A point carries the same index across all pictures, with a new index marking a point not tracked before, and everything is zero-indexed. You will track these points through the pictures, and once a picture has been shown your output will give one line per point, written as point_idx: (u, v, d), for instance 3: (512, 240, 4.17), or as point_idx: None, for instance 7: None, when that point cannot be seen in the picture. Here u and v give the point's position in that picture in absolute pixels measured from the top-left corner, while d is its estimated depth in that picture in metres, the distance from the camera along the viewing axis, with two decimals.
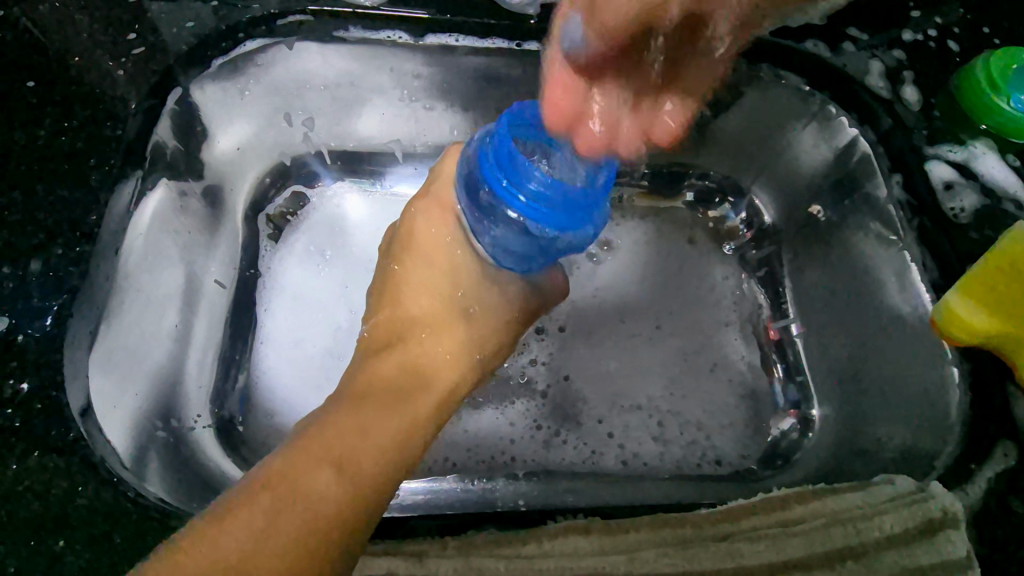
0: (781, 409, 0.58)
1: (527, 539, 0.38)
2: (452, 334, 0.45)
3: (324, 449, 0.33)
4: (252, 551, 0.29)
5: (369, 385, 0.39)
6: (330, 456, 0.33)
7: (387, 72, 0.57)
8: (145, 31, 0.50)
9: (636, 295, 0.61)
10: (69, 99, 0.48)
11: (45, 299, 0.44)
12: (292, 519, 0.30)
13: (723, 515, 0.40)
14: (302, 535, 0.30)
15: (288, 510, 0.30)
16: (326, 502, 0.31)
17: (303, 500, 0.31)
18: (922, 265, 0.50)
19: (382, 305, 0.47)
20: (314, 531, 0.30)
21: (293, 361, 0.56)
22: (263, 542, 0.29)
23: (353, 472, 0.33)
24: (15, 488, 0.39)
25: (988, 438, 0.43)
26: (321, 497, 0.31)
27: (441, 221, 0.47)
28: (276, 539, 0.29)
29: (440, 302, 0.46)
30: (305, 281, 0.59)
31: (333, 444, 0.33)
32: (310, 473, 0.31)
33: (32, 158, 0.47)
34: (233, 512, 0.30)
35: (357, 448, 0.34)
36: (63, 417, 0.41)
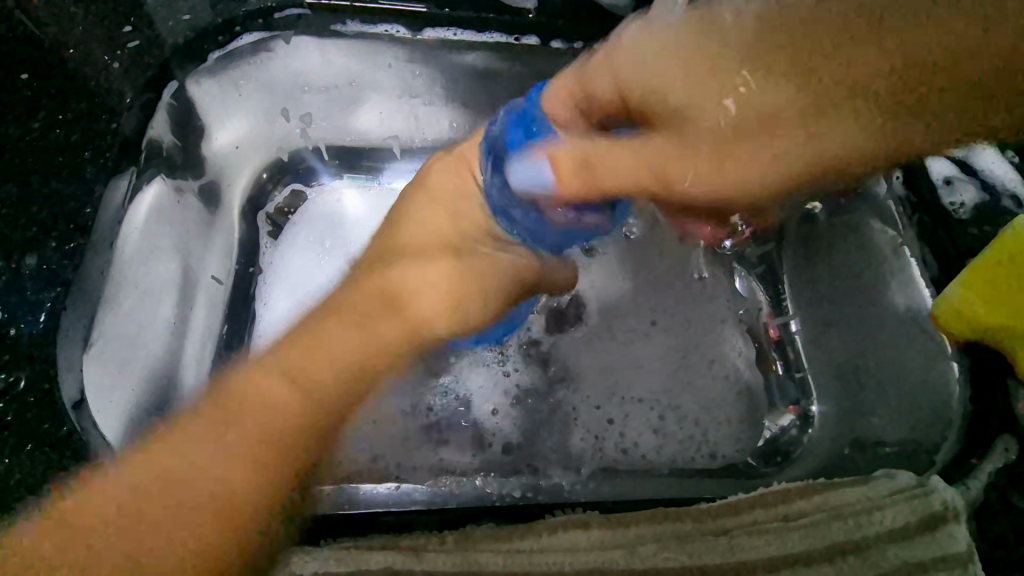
0: (779, 405, 0.57)
1: (525, 534, 0.37)
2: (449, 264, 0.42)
3: (264, 372, 0.38)
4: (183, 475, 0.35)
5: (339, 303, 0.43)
6: (285, 370, 0.38)
7: (385, 67, 0.57)
8: (141, 25, 0.49)
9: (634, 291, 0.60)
10: (64, 92, 0.46)
11: (38, 291, 0.43)
12: (219, 450, 0.36)
13: (724, 509, 0.39)
14: (237, 462, 0.36)
15: (217, 439, 0.36)
16: (274, 416, 0.37)
17: (236, 430, 0.36)
18: (922, 261, 0.51)
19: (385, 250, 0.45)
20: (250, 456, 0.36)
21: None
22: (274, 475, 0.37)
23: (304, 384, 0.38)
24: (8, 481, 0.39)
25: (988, 433, 0.43)
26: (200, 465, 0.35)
27: (460, 168, 0.46)
28: (223, 445, 0.36)
29: (444, 237, 0.44)
30: (304, 269, 0.58)
31: (215, 430, 0.36)
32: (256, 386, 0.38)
33: (24, 152, 0.44)
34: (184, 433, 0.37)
35: (308, 359, 0.39)
36: (55, 408, 0.42)
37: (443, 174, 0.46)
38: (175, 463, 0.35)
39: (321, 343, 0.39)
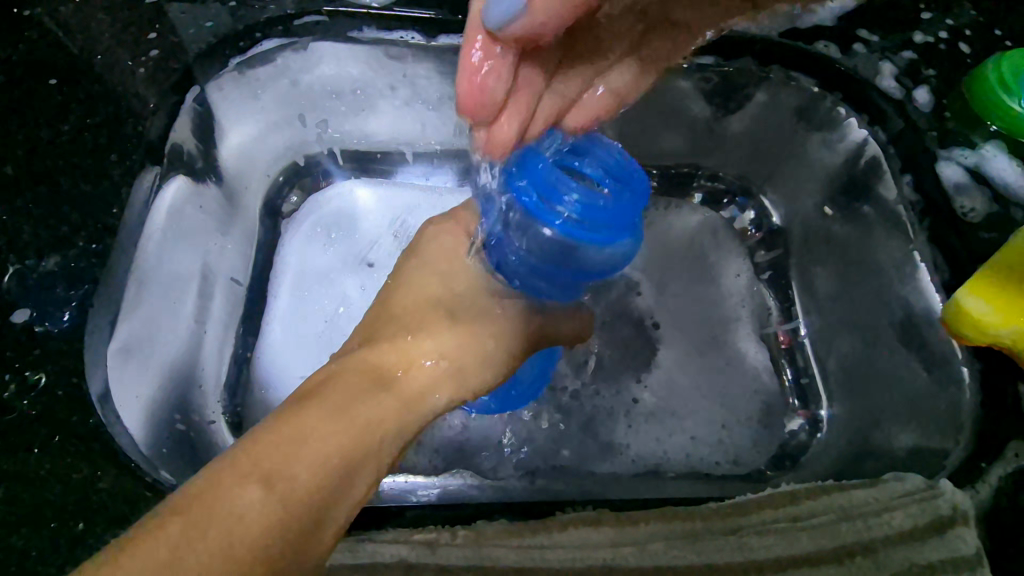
0: (790, 409, 0.59)
1: (537, 529, 0.38)
2: (433, 334, 0.39)
3: (251, 461, 0.28)
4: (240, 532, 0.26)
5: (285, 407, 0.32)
6: (258, 470, 0.28)
7: (400, 77, 0.58)
8: (164, 31, 0.52)
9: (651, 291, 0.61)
10: (93, 98, 0.50)
11: (68, 289, 0.44)
12: (308, 459, 0.29)
13: (734, 508, 0.40)
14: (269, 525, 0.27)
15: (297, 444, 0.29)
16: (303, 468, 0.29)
17: (355, 410, 0.32)
18: (932, 266, 0.50)
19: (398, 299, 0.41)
20: (280, 528, 0.27)
21: (297, 350, 0.57)
22: (269, 541, 0.27)
23: (286, 489, 0.28)
24: (39, 473, 0.39)
25: (996, 439, 0.43)
26: (382, 409, 0.33)
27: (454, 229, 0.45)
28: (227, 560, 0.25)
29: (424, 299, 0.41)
30: (313, 261, 0.60)
31: (261, 456, 0.28)
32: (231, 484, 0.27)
33: (56, 154, 0.48)
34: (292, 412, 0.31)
35: (290, 460, 0.28)
36: (83, 404, 0.41)
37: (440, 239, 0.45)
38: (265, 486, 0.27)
39: (315, 424, 0.30)
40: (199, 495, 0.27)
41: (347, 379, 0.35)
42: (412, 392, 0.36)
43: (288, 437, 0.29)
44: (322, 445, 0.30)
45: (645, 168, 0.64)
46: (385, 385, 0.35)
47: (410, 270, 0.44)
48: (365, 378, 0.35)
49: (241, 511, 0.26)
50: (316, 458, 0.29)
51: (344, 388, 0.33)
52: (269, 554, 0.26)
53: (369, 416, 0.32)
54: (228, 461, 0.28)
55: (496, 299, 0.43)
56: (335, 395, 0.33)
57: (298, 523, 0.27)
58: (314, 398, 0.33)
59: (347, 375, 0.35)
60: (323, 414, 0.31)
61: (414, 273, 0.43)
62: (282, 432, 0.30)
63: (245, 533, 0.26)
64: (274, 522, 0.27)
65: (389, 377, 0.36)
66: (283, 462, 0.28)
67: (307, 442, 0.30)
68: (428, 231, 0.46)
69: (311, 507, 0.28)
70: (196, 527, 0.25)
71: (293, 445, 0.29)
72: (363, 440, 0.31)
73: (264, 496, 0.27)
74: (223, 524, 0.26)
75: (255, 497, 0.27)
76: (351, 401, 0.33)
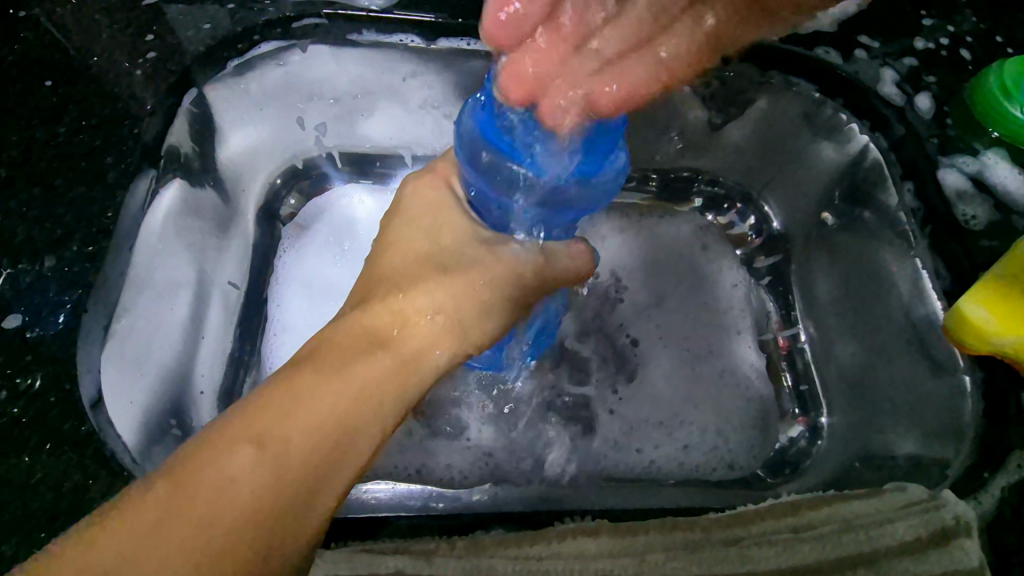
0: (788, 416, 0.58)
1: (536, 540, 0.37)
2: (433, 290, 0.38)
3: (242, 427, 0.29)
4: (234, 501, 0.27)
5: (283, 372, 0.32)
6: (250, 432, 0.28)
7: (401, 81, 0.58)
8: (163, 33, 0.52)
9: (650, 297, 0.61)
10: (90, 99, 0.49)
11: (61, 293, 0.44)
12: (298, 423, 0.29)
13: (733, 519, 0.39)
14: (264, 493, 0.27)
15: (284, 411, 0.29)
16: (296, 430, 0.29)
17: (346, 372, 0.32)
18: (934, 274, 0.50)
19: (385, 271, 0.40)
20: (274, 495, 0.27)
21: None
22: (259, 500, 0.27)
23: (277, 453, 0.28)
24: (30, 480, 0.39)
25: (999, 449, 0.43)
26: (372, 364, 0.33)
27: (433, 186, 0.44)
28: (218, 527, 0.26)
29: (416, 258, 0.40)
30: (318, 269, 0.60)
31: (253, 421, 0.29)
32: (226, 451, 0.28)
33: (51, 156, 0.48)
34: (282, 377, 0.31)
35: (281, 424, 0.29)
36: (76, 410, 0.41)
37: (421, 198, 0.44)
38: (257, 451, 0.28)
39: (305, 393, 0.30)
40: (192, 465, 0.27)
41: (330, 346, 0.34)
42: (411, 350, 0.35)
43: (276, 405, 0.30)
44: (308, 409, 0.30)
45: (645, 172, 0.63)
46: (378, 345, 0.34)
47: (398, 230, 0.42)
48: (361, 340, 0.34)
49: (230, 481, 0.27)
50: (307, 424, 0.29)
51: (337, 351, 0.33)
52: (264, 511, 0.27)
53: (359, 375, 0.32)
54: (222, 426, 0.29)
55: (490, 248, 0.41)
56: (321, 356, 0.33)
57: (293, 483, 0.28)
58: (307, 362, 0.32)
59: (340, 337, 0.34)
60: (318, 377, 0.31)
61: (403, 233, 0.42)
62: (272, 399, 0.30)
63: (241, 500, 0.27)
64: (265, 483, 0.27)
65: (381, 335, 0.35)
66: (272, 432, 0.29)
67: (291, 404, 0.30)
68: (408, 194, 0.45)
69: (302, 465, 0.28)
70: (190, 488, 0.27)
71: (283, 408, 0.29)
72: (356, 397, 0.31)
73: (256, 459, 0.28)
74: (218, 484, 0.27)
75: (246, 462, 0.28)
76: (342, 364, 0.32)
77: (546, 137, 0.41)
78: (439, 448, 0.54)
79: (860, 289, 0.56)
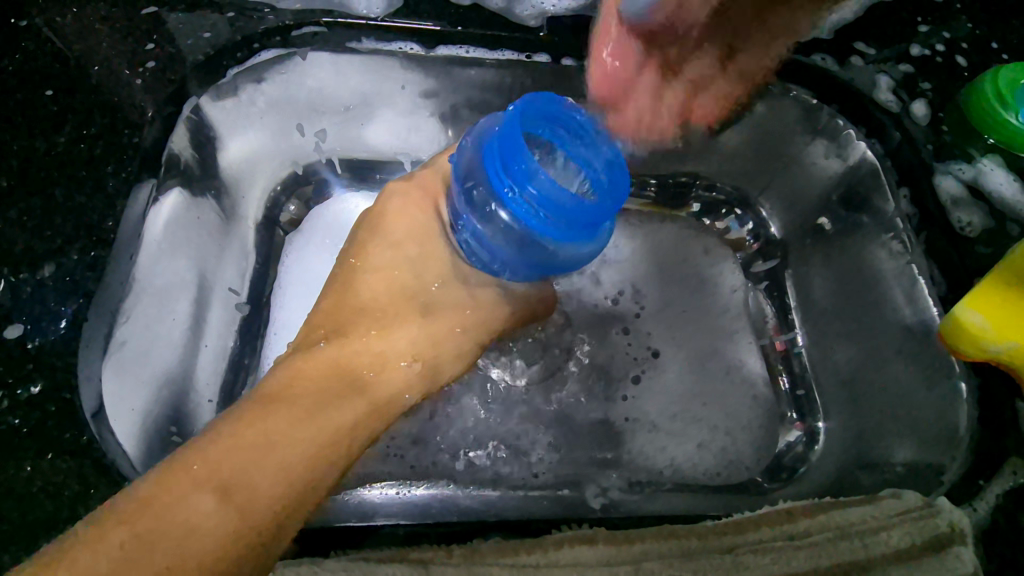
0: (787, 420, 0.58)
1: (533, 548, 0.37)
2: (403, 332, 0.41)
3: (207, 471, 0.30)
4: (196, 543, 0.29)
5: (256, 409, 0.34)
6: (216, 478, 0.30)
7: (399, 89, 0.58)
8: (162, 42, 0.52)
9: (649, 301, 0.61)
10: (89, 108, 0.50)
11: (61, 303, 0.44)
12: (265, 468, 0.32)
13: (729, 527, 0.39)
14: (225, 536, 0.30)
15: (254, 455, 0.32)
16: (261, 476, 0.31)
17: (317, 419, 0.34)
18: (930, 280, 0.50)
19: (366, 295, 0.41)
20: (235, 538, 0.30)
21: None
22: (221, 543, 0.29)
23: (242, 498, 0.30)
24: (30, 489, 0.39)
25: (994, 456, 0.43)
26: (344, 414, 0.36)
27: (420, 205, 0.44)
28: (184, 568, 0.28)
29: (397, 292, 0.42)
30: (311, 273, 0.60)
31: (222, 465, 0.31)
32: (191, 496, 0.30)
33: (52, 165, 0.48)
34: (253, 415, 0.33)
35: (249, 471, 0.31)
36: (76, 418, 0.41)
37: (403, 218, 0.44)
38: (223, 495, 0.30)
39: (277, 438, 0.32)
40: (159, 501, 0.29)
41: (311, 389, 0.36)
42: (383, 395, 0.39)
43: (245, 447, 0.32)
44: (276, 457, 0.32)
45: (644, 177, 0.63)
46: (350, 390, 0.37)
47: (380, 251, 0.43)
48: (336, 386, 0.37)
49: (194, 524, 0.29)
50: (276, 470, 0.32)
51: (311, 395, 0.36)
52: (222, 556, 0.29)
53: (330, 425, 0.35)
54: (188, 463, 0.31)
55: (463, 287, 0.44)
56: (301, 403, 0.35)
57: (253, 526, 0.30)
58: (279, 401, 0.35)
59: (315, 379, 0.37)
60: (288, 420, 0.33)
61: (385, 256, 0.43)
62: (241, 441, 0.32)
63: (204, 542, 0.29)
64: (228, 530, 0.30)
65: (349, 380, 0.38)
66: (239, 476, 0.31)
67: (264, 450, 0.32)
68: (394, 204, 0.44)
69: (266, 509, 0.31)
70: (154, 531, 0.28)
71: (255, 453, 0.32)
72: (325, 444, 0.34)
73: (221, 505, 0.30)
74: (183, 526, 0.29)
75: (213, 508, 0.30)
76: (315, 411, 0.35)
77: (538, 188, 0.36)
78: (438, 454, 0.54)
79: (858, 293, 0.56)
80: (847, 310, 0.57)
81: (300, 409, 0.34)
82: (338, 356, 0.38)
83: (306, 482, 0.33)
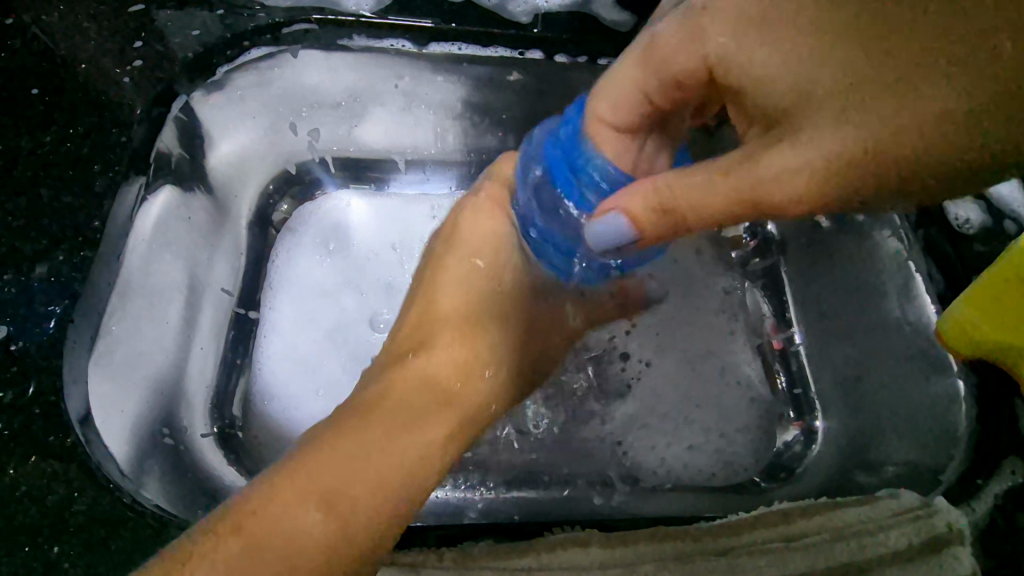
0: (784, 419, 0.58)
1: (525, 551, 0.37)
2: (479, 344, 0.46)
3: (312, 483, 0.31)
4: (308, 551, 0.30)
5: (361, 415, 0.36)
6: (316, 491, 0.31)
7: (391, 87, 0.58)
8: (151, 39, 0.51)
9: (649, 301, 0.60)
10: (76, 106, 0.49)
11: (48, 304, 0.43)
12: (365, 479, 0.32)
13: (724, 528, 0.39)
14: (334, 544, 0.30)
15: (349, 458, 0.33)
16: (370, 483, 0.32)
17: (416, 428, 0.37)
18: (927, 277, 0.50)
19: (438, 304, 0.47)
20: (344, 545, 0.31)
21: (293, 365, 0.56)
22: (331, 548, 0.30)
23: (344, 511, 0.31)
24: (14, 494, 0.38)
25: (993, 456, 0.42)
26: (422, 435, 0.37)
27: (491, 213, 0.51)
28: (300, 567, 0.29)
29: (470, 306, 0.48)
30: (310, 274, 0.59)
31: (321, 475, 0.32)
32: (294, 511, 0.30)
33: (37, 165, 0.47)
34: (355, 423, 0.35)
35: (348, 483, 0.32)
36: (62, 422, 0.40)
37: (476, 226, 0.50)
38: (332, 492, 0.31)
39: (381, 442, 0.34)
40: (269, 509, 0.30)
41: (392, 408, 0.37)
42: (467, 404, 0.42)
43: (354, 452, 0.33)
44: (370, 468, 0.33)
45: None
46: (440, 403, 0.40)
47: (456, 262, 0.50)
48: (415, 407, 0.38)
49: (294, 534, 0.30)
50: (373, 486, 0.32)
51: (395, 408, 0.37)
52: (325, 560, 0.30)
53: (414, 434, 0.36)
54: (294, 472, 0.32)
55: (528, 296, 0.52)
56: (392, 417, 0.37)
57: (356, 530, 0.31)
58: (368, 415, 0.36)
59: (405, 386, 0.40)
60: (389, 426, 0.36)
61: (460, 269, 0.49)
62: (340, 452, 0.33)
63: (314, 544, 0.30)
64: (332, 540, 0.30)
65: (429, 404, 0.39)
66: (343, 486, 0.32)
67: (366, 451, 0.34)
68: (466, 216, 0.51)
69: (369, 507, 0.32)
70: (263, 541, 0.29)
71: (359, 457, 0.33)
72: (422, 457, 0.35)
73: (324, 518, 0.31)
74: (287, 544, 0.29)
75: (319, 521, 0.30)
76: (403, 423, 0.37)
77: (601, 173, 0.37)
78: None
79: (856, 292, 0.55)
80: (843, 307, 0.57)
81: (395, 411, 0.37)
82: (431, 362, 0.42)
83: (409, 494, 0.34)
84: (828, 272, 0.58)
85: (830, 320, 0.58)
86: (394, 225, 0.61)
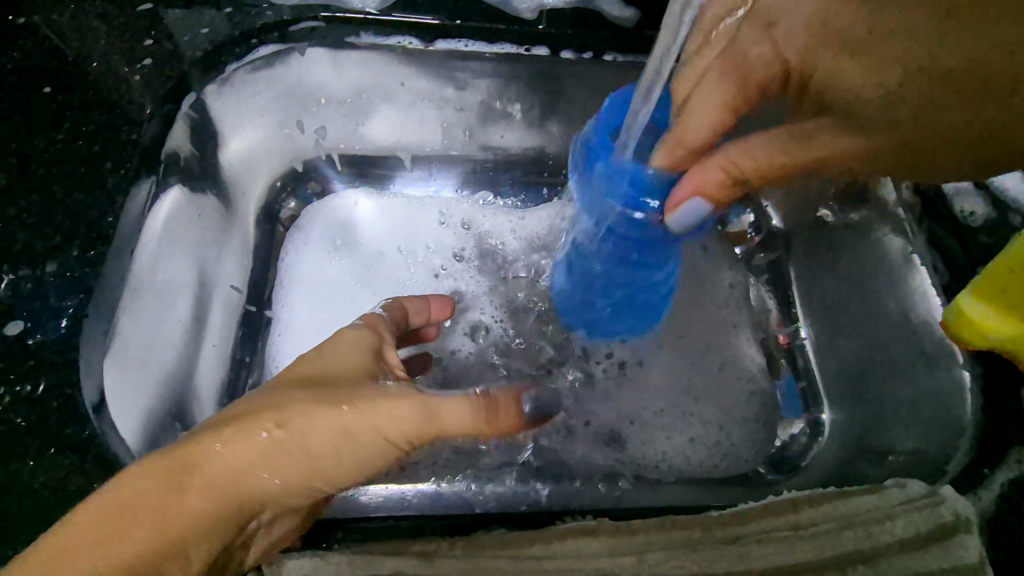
0: (790, 413, 0.58)
1: (535, 540, 0.37)
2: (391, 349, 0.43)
3: (175, 461, 0.32)
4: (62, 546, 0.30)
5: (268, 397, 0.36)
6: (179, 466, 0.32)
7: (398, 85, 0.58)
8: (160, 38, 0.52)
9: None
10: (88, 105, 0.50)
11: (61, 300, 0.44)
12: (225, 477, 0.33)
13: (733, 517, 0.39)
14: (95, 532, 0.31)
15: (222, 458, 0.33)
16: (231, 478, 0.33)
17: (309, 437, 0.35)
18: (932, 269, 0.50)
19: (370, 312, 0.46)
20: (107, 536, 0.31)
21: None
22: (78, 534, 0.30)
23: (116, 503, 0.31)
24: (31, 485, 0.39)
25: (1000, 445, 0.43)
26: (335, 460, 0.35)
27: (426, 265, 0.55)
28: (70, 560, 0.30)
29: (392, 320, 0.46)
30: (319, 271, 0.60)
31: (205, 454, 0.33)
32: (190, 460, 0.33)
33: (50, 162, 0.48)
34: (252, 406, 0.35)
35: (217, 469, 0.33)
36: (77, 414, 0.41)
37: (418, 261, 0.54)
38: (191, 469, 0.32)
39: (259, 438, 0.34)
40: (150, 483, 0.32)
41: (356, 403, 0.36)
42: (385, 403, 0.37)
43: (233, 426, 0.34)
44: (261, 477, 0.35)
45: None
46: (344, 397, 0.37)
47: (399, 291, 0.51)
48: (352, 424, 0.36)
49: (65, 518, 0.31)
50: (242, 463, 0.33)
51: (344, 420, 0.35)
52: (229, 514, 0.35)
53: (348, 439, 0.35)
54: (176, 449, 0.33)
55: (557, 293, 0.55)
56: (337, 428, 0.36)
57: (136, 532, 0.31)
58: (243, 425, 0.34)
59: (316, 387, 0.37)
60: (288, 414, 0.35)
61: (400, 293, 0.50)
62: (240, 450, 0.33)
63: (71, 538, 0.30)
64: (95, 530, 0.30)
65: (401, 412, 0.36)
66: (198, 472, 0.33)
67: (261, 446, 0.34)
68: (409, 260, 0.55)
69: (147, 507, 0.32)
70: (89, 552, 0.30)
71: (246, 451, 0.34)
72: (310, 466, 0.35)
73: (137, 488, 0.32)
74: (184, 512, 0.32)
75: (192, 507, 0.32)
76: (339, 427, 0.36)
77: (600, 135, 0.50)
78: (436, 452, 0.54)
79: (860, 288, 0.56)
80: (848, 300, 0.57)
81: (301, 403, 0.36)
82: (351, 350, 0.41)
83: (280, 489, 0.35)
84: (832, 267, 0.59)
85: (835, 315, 0.58)
86: (401, 222, 0.62)
